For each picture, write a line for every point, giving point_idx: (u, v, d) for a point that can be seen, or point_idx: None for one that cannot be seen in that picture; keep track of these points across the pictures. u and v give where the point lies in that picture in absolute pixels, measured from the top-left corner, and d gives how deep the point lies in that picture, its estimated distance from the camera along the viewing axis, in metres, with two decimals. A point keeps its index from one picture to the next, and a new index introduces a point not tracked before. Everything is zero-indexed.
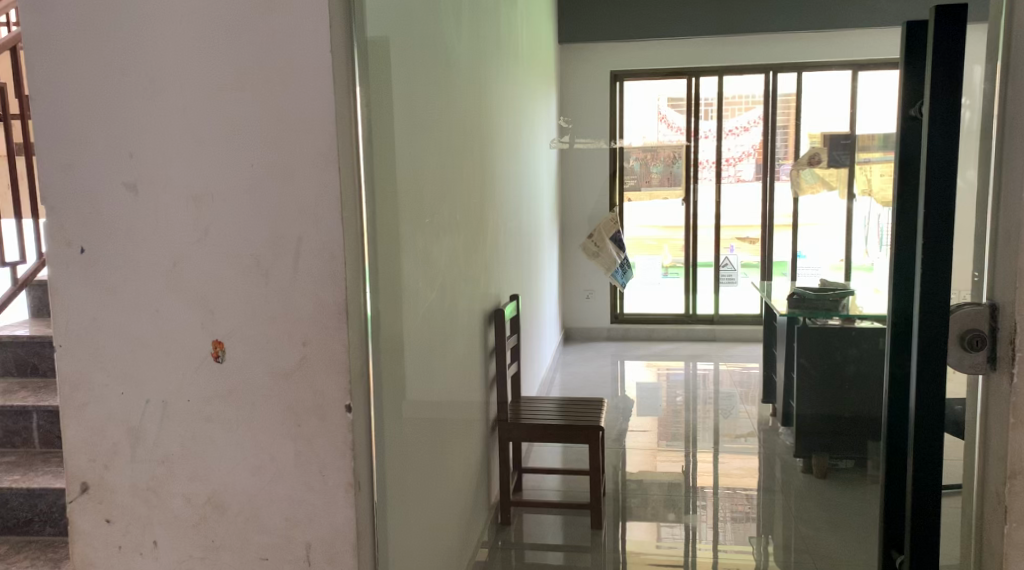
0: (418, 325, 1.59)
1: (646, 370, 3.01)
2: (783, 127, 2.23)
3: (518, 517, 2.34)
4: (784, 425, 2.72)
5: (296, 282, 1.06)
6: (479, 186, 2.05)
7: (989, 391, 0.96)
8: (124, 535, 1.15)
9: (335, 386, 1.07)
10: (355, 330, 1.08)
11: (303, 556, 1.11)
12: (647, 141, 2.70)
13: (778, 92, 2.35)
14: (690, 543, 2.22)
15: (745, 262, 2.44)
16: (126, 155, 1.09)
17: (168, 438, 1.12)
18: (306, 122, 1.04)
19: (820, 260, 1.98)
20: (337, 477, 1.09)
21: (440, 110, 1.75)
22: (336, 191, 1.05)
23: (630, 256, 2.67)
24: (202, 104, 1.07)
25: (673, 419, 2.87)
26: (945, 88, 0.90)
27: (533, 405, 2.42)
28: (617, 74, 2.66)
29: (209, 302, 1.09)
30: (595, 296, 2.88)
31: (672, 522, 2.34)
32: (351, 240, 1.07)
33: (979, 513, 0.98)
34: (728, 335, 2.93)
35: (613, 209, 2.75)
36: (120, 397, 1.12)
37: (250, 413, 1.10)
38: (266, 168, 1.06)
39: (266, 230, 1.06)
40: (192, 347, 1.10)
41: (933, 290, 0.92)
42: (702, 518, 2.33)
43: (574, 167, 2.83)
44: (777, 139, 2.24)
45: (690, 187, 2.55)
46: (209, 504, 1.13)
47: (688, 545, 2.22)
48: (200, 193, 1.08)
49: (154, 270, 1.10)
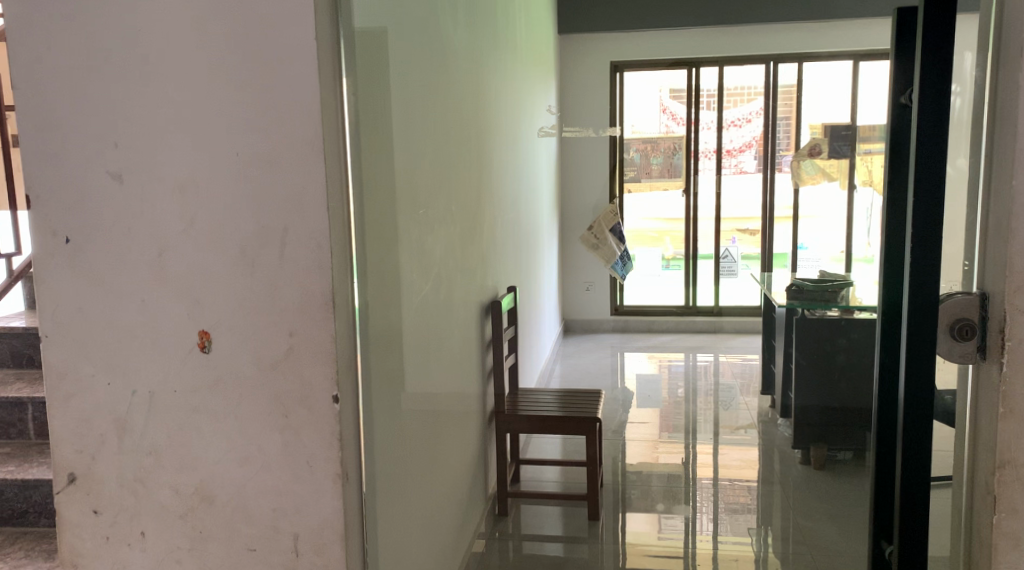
0: (412, 317, 1.57)
1: (649, 363, 2.81)
2: (784, 119, 2.21)
3: (514, 508, 2.32)
4: (783, 417, 2.66)
5: (283, 272, 1.06)
6: (478, 177, 2.06)
7: (979, 380, 0.95)
8: (112, 526, 1.15)
9: (322, 376, 1.07)
10: (343, 320, 1.08)
11: (291, 547, 1.11)
12: (648, 128, 2.44)
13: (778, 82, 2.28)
14: (690, 534, 2.31)
15: (744, 254, 2.40)
16: (110, 144, 1.08)
17: (155, 428, 1.12)
18: (291, 110, 1.03)
19: (819, 251, 1.94)
20: (325, 468, 1.08)
21: (436, 101, 1.74)
22: (321, 179, 1.04)
23: (630, 248, 2.50)
24: (186, 92, 1.06)
25: (675, 410, 2.91)
26: (934, 76, 0.89)
27: (532, 397, 2.43)
28: (616, 65, 2.47)
29: (195, 293, 1.09)
30: (595, 288, 2.68)
31: (667, 513, 2.42)
32: (338, 230, 1.07)
33: (969, 503, 0.97)
34: (734, 326, 2.70)
35: (613, 201, 2.51)
36: (107, 388, 1.12)
37: (238, 403, 1.09)
38: (252, 157, 1.05)
39: (252, 219, 1.06)
40: (178, 338, 1.10)
41: (924, 274, 0.92)
42: (703, 513, 2.40)
43: (574, 157, 2.56)
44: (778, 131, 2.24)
45: (690, 179, 2.43)
46: (197, 494, 1.12)
47: (688, 536, 2.31)
48: (186, 182, 1.07)
49: (140, 260, 1.09)
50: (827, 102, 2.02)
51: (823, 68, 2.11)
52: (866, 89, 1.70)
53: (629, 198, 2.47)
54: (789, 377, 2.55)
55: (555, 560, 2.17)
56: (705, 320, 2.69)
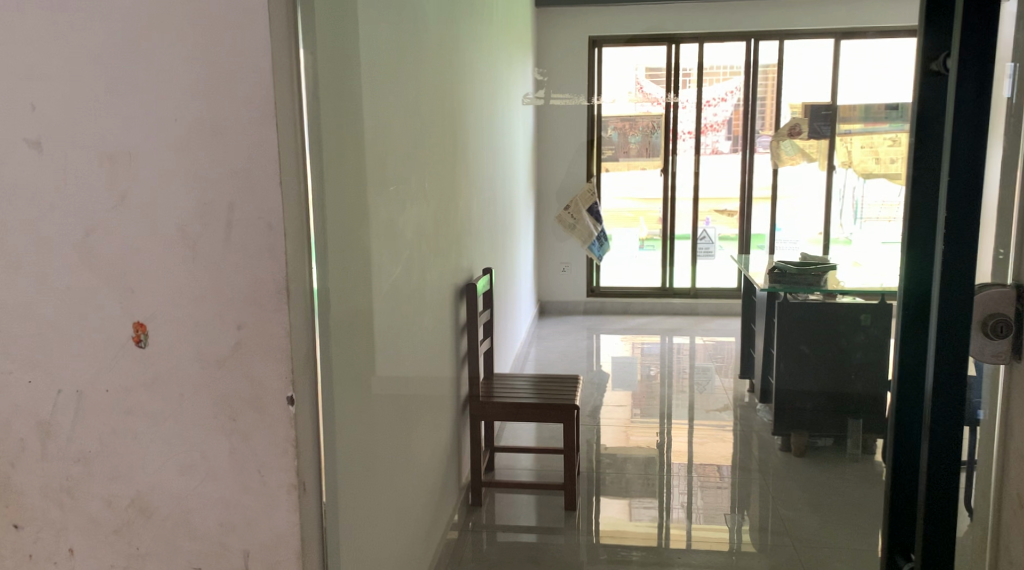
0: (383, 300, 1.45)
1: (622, 343, 2.56)
2: (761, 98, 2.13)
3: (489, 497, 2.22)
4: (761, 402, 2.50)
5: (228, 256, 0.93)
6: (452, 152, 1.92)
7: (1011, 384, 0.86)
8: (35, 542, 1.05)
9: (274, 374, 0.95)
10: (298, 311, 0.96)
11: (241, 564, 1.00)
12: (626, 105, 2.23)
13: (758, 61, 2.14)
14: (665, 524, 2.10)
15: (722, 235, 2.27)
16: (28, 107, 0.95)
17: (83, 432, 1.00)
18: (236, 69, 0.90)
19: (798, 232, 2.11)
20: (279, 478, 0.97)
21: (411, 70, 1.60)
22: (272, 150, 0.91)
23: (607, 228, 2.36)
24: (113, 48, 0.92)
25: (648, 393, 2.62)
26: (977, 41, 0.79)
27: (508, 383, 2.26)
28: (594, 39, 2.23)
29: (127, 280, 0.96)
30: (574, 270, 2.46)
31: (644, 500, 2.21)
32: (293, 209, 0.94)
33: (998, 516, 0.88)
34: (711, 309, 2.41)
35: (590, 179, 2.35)
36: (28, 387, 1.00)
37: (177, 403, 0.98)
38: (193, 125, 0.92)
39: (191, 196, 0.93)
40: (109, 329, 0.97)
41: (955, 265, 0.83)
42: (676, 501, 2.19)
43: (550, 128, 2.35)
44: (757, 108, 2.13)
45: (668, 159, 2.22)
46: (134, 507, 1.01)
47: (664, 526, 2.09)
48: (115, 152, 0.94)
49: (64, 242, 0.96)
50: (812, 78, 2.05)
51: (810, 48, 2.07)
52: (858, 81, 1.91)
53: (606, 177, 2.31)
54: (771, 360, 2.41)
55: (530, 552, 2.03)
56: (679, 303, 2.40)
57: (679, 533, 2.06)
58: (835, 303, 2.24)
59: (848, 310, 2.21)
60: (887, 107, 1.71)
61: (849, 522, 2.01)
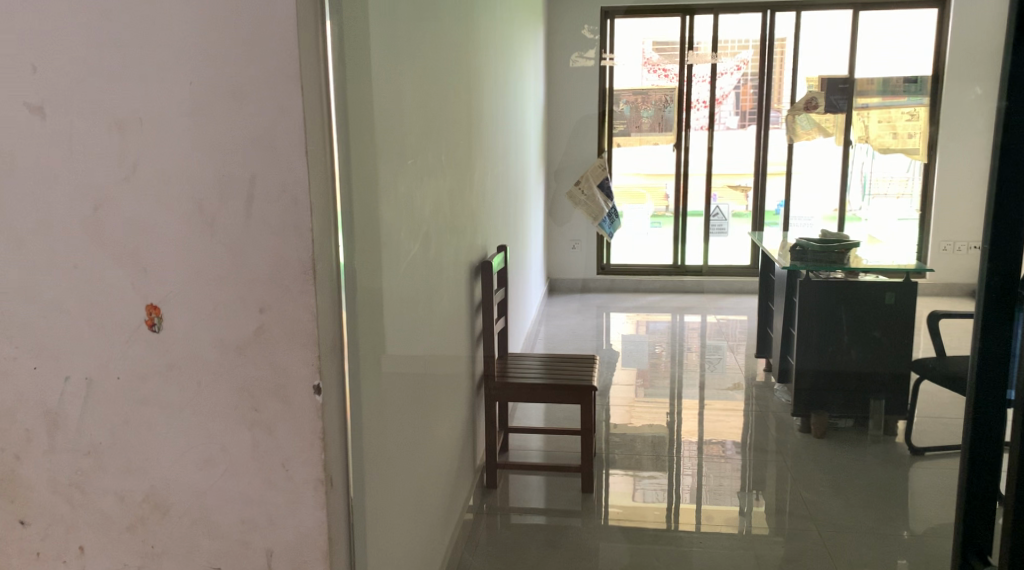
0: (395, 283, 1.32)
1: (627, 322, 2.23)
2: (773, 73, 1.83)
3: (502, 479, 2.11)
4: (778, 381, 2.28)
5: (250, 233, 0.88)
6: (469, 121, 1.82)
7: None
8: (43, 540, 1.03)
9: (300, 361, 0.90)
10: (324, 293, 0.91)
11: (264, 563, 0.97)
12: (635, 78, 1.95)
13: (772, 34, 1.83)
14: (673, 494, 2.06)
15: (735, 212, 1.99)
16: (29, 70, 0.90)
17: (94, 421, 0.97)
18: (256, 29, 0.83)
19: (809, 209, 1.91)
20: (304, 472, 0.93)
21: (418, 33, 1.45)
22: (297, 119, 0.85)
23: (619, 205, 2.06)
24: (120, 10, 0.86)
25: (654, 371, 2.34)
26: None
27: (519, 363, 2.13)
28: (607, 9, 1.93)
29: (139, 260, 0.91)
30: (585, 246, 2.15)
31: (651, 472, 2.17)
32: (318, 181, 0.88)
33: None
34: (721, 286, 2.11)
35: (602, 154, 2.06)
36: (34, 373, 0.97)
37: (193, 390, 0.94)
38: (208, 93, 0.86)
39: (209, 170, 0.88)
40: (121, 313, 0.93)
41: None
42: (685, 472, 2.15)
43: (564, 95, 2.02)
44: (771, 82, 1.83)
45: (682, 133, 1.94)
46: (148, 503, 0.99)
47: (672, 497, 2.06)
48: (125, 123, 0.88)
49: (73, 219, 0.92)
50: (828, 48, 1.79)
51: (829, 18, 1.79)
52: (880, 50, 1.74)
53: (618, 153, 2.03)
54: (790, 339, 2.23)
55: (545, 536, 1.95)
56: (689, 281, 2.07)
57: (688, 516, 1.98)
58: (858, 284, 1.96)
59: (873, 288, 1.89)
60: (906, 80, 1.71)
61: (878, 510, 1.95)
